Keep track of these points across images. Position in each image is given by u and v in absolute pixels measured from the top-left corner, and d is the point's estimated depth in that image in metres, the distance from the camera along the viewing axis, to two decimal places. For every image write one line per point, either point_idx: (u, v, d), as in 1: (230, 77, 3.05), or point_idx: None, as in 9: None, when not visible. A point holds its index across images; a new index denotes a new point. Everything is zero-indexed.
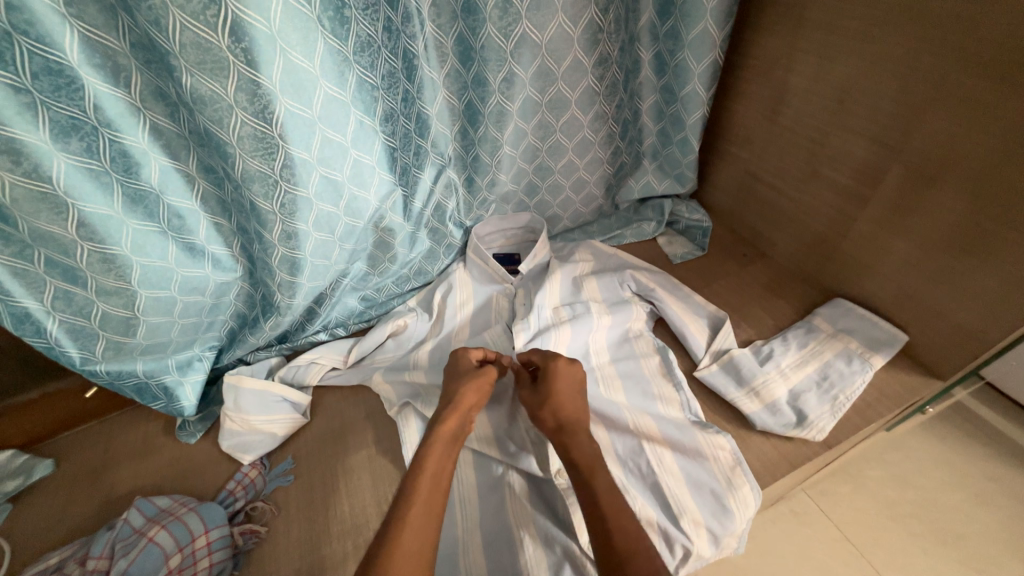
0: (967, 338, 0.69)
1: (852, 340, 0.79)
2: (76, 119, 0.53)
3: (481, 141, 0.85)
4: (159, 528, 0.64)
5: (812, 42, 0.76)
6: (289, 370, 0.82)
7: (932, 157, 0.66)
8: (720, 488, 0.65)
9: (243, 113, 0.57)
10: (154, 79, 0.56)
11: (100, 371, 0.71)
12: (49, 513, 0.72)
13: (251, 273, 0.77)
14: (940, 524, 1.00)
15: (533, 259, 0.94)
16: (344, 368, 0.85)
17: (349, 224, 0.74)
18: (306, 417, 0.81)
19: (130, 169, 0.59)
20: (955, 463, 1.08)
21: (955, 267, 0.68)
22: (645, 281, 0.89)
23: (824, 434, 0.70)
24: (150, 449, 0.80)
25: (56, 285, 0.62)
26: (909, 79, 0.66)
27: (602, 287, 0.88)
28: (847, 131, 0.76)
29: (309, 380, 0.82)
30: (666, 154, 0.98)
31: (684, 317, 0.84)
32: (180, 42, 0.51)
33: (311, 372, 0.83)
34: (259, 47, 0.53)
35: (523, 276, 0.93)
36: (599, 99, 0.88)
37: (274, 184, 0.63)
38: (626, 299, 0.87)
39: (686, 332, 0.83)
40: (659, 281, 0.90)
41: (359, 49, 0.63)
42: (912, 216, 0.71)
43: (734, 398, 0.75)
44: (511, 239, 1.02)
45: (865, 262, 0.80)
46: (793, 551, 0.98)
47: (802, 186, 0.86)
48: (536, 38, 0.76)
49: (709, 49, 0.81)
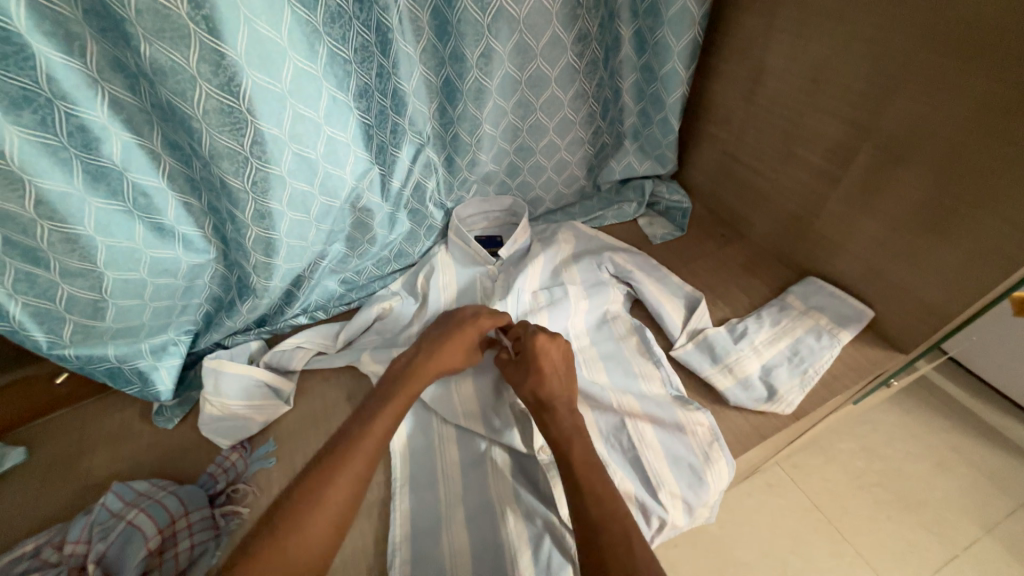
0: (928, 313, 0.72)
1: (821, 317, 0.82)
2: (27, 91, 0.51)
3: (460, 119, 0.83)
4: (138, 511, 0.63)
5: (788, 20, 0.76)
6: (274, 356, 0.82)
7: (900, 136, 0.68)
8: (698, 462, 0.67)
9: (208, 86, 0.55)
10: (111, 49, 0.54)
11: (69, 355, 0.69)
12: (25, 501, 0.71)
13: (225, 254, 0.75)
14: (903, 492, 1.05)
15: (514, 245, 0.92)
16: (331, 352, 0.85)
17: (325, 203, 0.73)
18: (289, 403, 0.80)
19: (90, 145, 0.57)
20: (918, 434, 1.14)
21: (919, 245, 0.70)
22: (623, 263, 0.89)
23: (792, 409, 0.73)
24: (126, 435, 0.79)
25: (17, 267, 0.60)
26: (879, 58, 0.67)
27: (580, 271, 0.88)
28: (821, 111, 0.77)
29: (296, 365, 0.82)
30: (646, 135, 0.98)
31: (661, 298, 0.85)
32: (136, 9, 0.48)
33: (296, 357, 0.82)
34: (222, 14, 0.51)
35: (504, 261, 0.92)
36: (579, 77, 0.88)
37: (244, 161, 0.61)
38: (604, 282, 0.87)
39: (663, 312, 0.84)
40: (636, 263, 0.90)
41: (329, 20, 0.61)
42: (881, 196, 0.73)
43: (710, 375, 0.77)
44: (495, 221, 1.01)
45: (836, 242, 0.82)
46: (768, 521, 1.02)
47: (777, 166, 0.88)
48: (513, 12, 0.74)
49: (687, 27, 0.81)
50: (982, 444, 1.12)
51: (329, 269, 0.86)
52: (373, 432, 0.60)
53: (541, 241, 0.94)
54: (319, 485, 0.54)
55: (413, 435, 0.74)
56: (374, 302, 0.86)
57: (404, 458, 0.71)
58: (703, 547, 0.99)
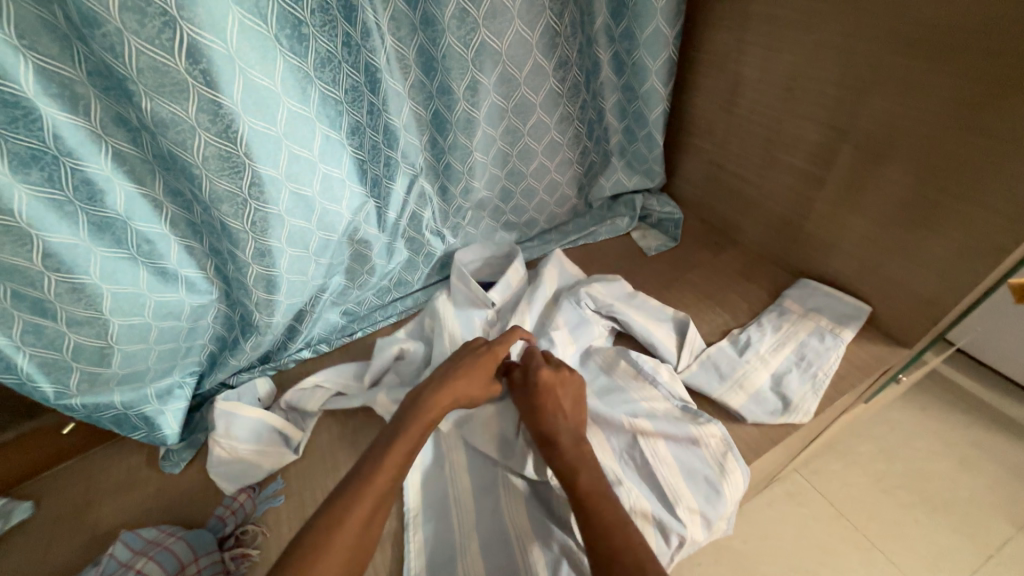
0: (926, 305, 0.73)
1: (821, 318, 0.82)
2: (36, 150, 0.53)
3: (451, 149, 0.86)
4: (146, 560, 0.62)
5: (757, 34, 0.80)
6: (294, 394, 0.82)
7: (876, 135, 0.70)
8: (714, 475, 0.66)
9: (207, 134, 0.57)
10: (114, 106, 0.56)
11: (76, 405, 0.69)
12: (32, 556, 0.70)
13: (228, 294, 0.77)
14: (927, 492, 1.03)
15: (508, 289, 0.93)
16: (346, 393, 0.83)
17: (324, 237, 0.75)
18: (297, 453, 0.78)
19: (94, 197, 0.59)
20: (936, 432, 1.11)
21: (908, 239, 0.71)
22: (602, 296, 0.87)
23: (810, 417, 0.71)
24: (133, 482, 0.78)
25: (25, 319, 0.61)
26: (847, 63, 0.70)
27: (562, 313, 0.85)
28: (798, 116, 0.79)
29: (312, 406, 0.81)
30: (632, 151, 1.01)
31: (648, 326, 0.83)
32: (137, 67, 0.51)
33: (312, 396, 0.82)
34: (218, 67, 0.54)
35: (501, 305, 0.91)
36: (562, 101, 0.91)
37: (243, 203, 0.63)
38: (586, 319, 0.85)
39: (655, 341, 0.82)
40: (616, 294, 0.88)
41: (319, 65, 0.64)
42: (865, 194, 0.74)
43: (721, 394, 0.75)
44: (495, 269, 1.02)
45: (827, 241, 0.83)
46: (792, 532, 1.00)
47: (763, 172, 0.90)
48: (496, 45, 0.78)
49: (662, 47, 0.84)
50: (1003, 438, 1.09)
51: (330, 302, 0.88)
52: (382, 462, 0.60)
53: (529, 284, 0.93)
54: (330, 520, 0.54)
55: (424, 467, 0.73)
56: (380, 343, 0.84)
57: (416, 490, 0.70)
58: (727, 564, 0.96)
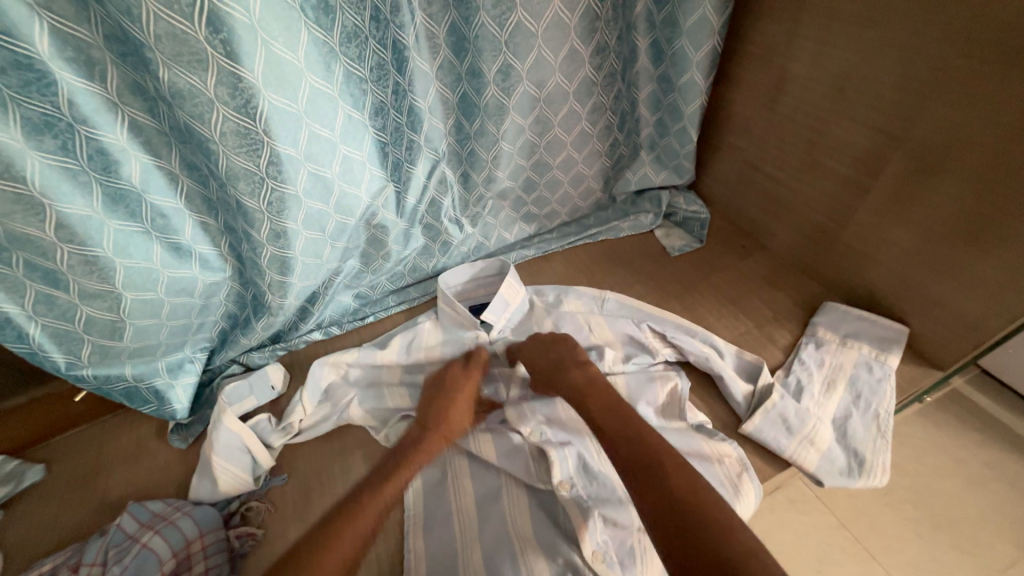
0: (967, 329, 0.69)
1: (862, 345, 0.77)
2: (49, 116, 0.51)
3: (477, 135, 0.83)
4: (153, 534, 0.62)
5: (810, 28, 0.74)
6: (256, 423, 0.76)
7: (936, 145, 0.65)
8: (728, 495, 0.63)
9: (225, 108, 0.55)
10: (131, 73, 0.54)
11: (87, 375, 0.68)
12: (43, 520, 0.71)
13: (241, 272, 0.75)
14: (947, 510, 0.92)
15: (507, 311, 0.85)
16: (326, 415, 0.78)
17: (340, 221, 0.73)
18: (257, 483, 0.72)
19: (109, 168, 0.57)
20: (949, 449, 0.99)
21: (956, 256, 0.67)
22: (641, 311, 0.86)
23: (889, 474, 0.65)
24: (142, 452, 0.79)
25: (37, 288, 0.60)
26: (909, 64, 0.65)
27: (613, 330, 0.82)
28: (847, 120, 0.74)
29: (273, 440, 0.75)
30: (663, 145, 0.97)
31: (709, 353, 0.77)
32: (155, 33, 0.49)
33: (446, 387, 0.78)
34: (239, 36, 0.51)
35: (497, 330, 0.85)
36: (597, 89, 0.86)
37: (260, 181, 0.61)
38: (641, 339, 0.80)
39: (719, 372, 0.75)
40: (648, 314, 0.85)
41: (345, 39, 0.61)
42: (914, 207, 0.70)
43: (793, 453, 0.67)
44: (490, 286, 0.93)
45: (866, 253, 0.79)
46: (790, 538, 0.91)
47: (801, 176, 0.85)
48: (532, 27, 0.73)
49: (707, 37, 0.79)
50: None
51: (343, 284, 0.86)
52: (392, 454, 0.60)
53: (559, 293, 0.90)
54: None
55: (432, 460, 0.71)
56: (327, 360, 0.81)
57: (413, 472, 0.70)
58: None
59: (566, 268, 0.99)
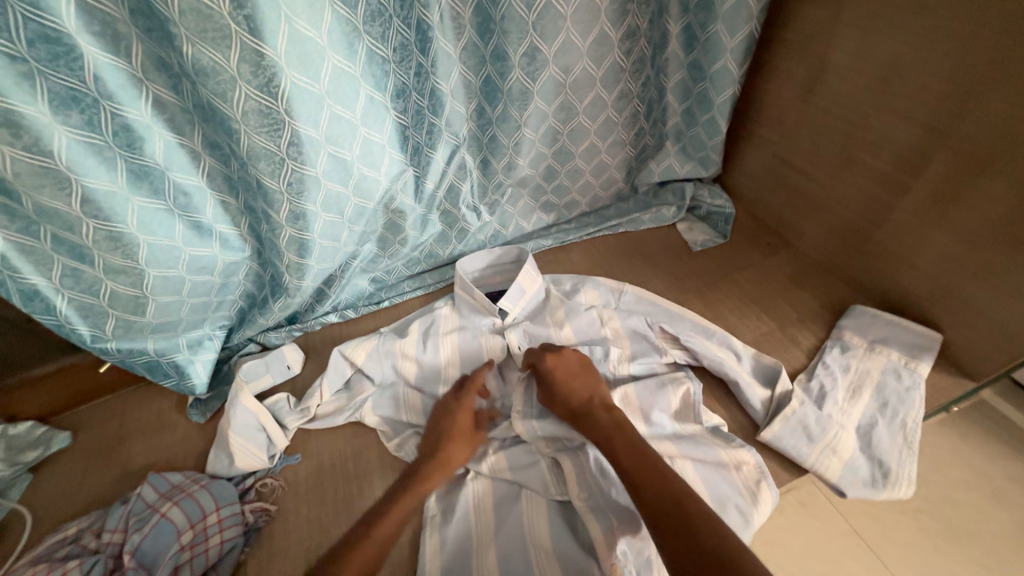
0: (1007, 339, 0.66)
1: (891, 351, 0.74)
2: (76, 91, 0.51)
3: (499, 121, 0.81)
4: (171, 505, 0.64)
5: (856, 14, 0.70)
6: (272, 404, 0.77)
7: (986, 142, 0.61)
8: (745, 503, 0.62)
9: (248, 86, 0.54)
10: (156, 49, 0.54)
11: (111, 348, 0.70)
12: (69, 485, 0.74)
13: (260, 253, 0.76)
14: (970, 523, 0.89)
15: (523, 299, 0.84)
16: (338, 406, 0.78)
17: (359, 205, 0.72)
18: (272, 462, 0.73)
19: (133, 144, 0.57)
20: (974, 461, 0.95)
21: (1001, 263, 0.64)
22: (654, 311, 0.84)
23: (915, 487, 0.63)
24: (162, 424, 0.81)
25: (64, 262, 0.61)
26: (965, 54, 0.60)
27: (628, 327, 0.80)
28: (891, 114, 0.70)
29: (289, 422, 0.75)
30: (690, 136, 0.93)
31: (722, 355, 0.75)
32: (179, 8, 0.48)
33: (441, 415, 0.71)
34: (263, 13, 0.50)
35: (514, 317, 0.84)
36: (624, 76, 0.83)
37: (281, 162, 0.61)
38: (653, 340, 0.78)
39: (731, 375, 0.73)
40: (662, 312, 0.83)
41: (369, 18, 0.59)
42: (959, 208, 0.66)
43: (812, 462, 0.65)
44: (505, 274, 0.92)
45: (901, 255, 0.76)
46: (800, 542, 0.89)
47: (836, 172, 0.81)
48: (561, 8, 0.71)
49: (744, 22, 0.75)
50: None
51: (360, 268, 0.86)
52: None
53: (573, 285, 0.89)
54: None
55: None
56: (345, 351, 0.79)
57: None
58: None
59: (583, 260, 0.97)
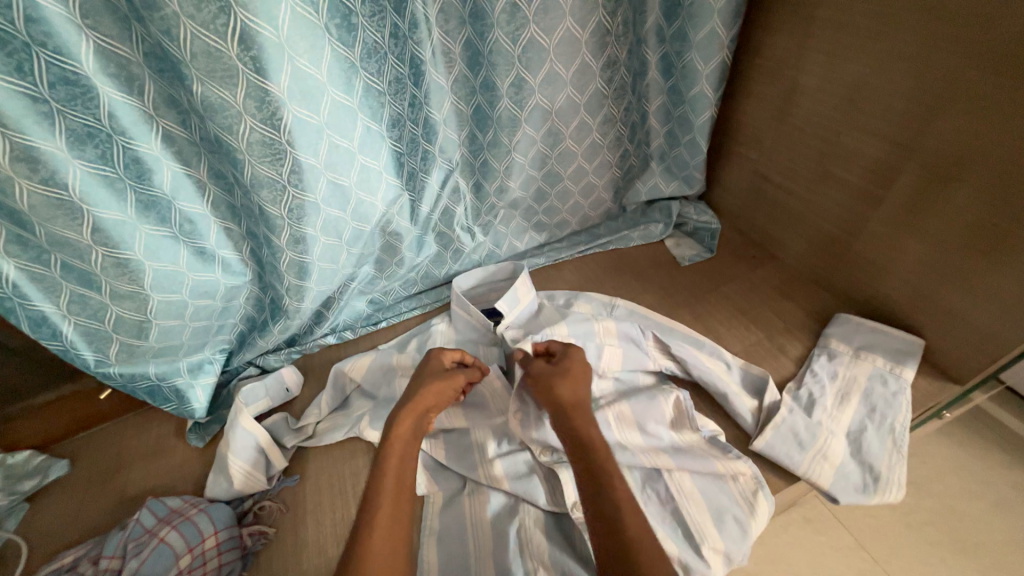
0: (984, 342, 0.68)
1: (876, 357, 0.76)
2: (91, 128, 0.55)
3: (490, 146, 0.86)
4: (170, 529, 0.64)
5: (820, 40, 0.75)
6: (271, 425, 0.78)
7: (948, 155, 0.65)
8: (742, 513, 0.63)
9: (253, 120, 0.58)
10: (167, 88, 0.58)
11: (114, 373, 0.71)
12: (67, 513, 0.74)
13: (260, 276, 0.78)
14: (976, 534, 0.88)
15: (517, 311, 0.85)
16: (334, 424, 0.78)
17: (357, 228, 0.75)
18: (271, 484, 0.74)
19: (143, 175, 0.61)
20: (972, 470, 0.96)
21: (970, 268, 0.67)
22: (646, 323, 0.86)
23: (904, 490, 0.64)
24: (161, 449, 0.81)
25: (72, 289, 0.63)
26: (921, 76, 0.65)
27: (618, 330, 0.80)
28: (858, 130, 0.75)
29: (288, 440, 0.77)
30: (673, 156, 0.98)
31: (711, 366, 0.77)
32: (192, 51, 0.52)
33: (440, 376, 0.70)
34: (268, 54, 0.54)
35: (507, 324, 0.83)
36: (607, 102, 0.88)
37: (282, 189, 0.64)
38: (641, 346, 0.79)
39: (720, 387, 0.75)
40: (655, 324, 0.85)
41: (366, 55, 0.64)
42: (928, 217, 0.70)
43: (805, 470, 0.66)
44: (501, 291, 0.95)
45: (880, 265, 0.79)
46: (806, 560, 0.88)
47: (812, 186, 0.85)
48: (544, 42, 0.76)
49: (717, 50, 0.80)
50: None
51: (358, 290, 0.89)
52: (397, 460, 0.60)
53: (566, 299, 0.91)
54: None
55: (448, 474, 0.72)
56: (344, 368, 0.81)
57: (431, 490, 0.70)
58: None
59: (576, 277, 0.99)
